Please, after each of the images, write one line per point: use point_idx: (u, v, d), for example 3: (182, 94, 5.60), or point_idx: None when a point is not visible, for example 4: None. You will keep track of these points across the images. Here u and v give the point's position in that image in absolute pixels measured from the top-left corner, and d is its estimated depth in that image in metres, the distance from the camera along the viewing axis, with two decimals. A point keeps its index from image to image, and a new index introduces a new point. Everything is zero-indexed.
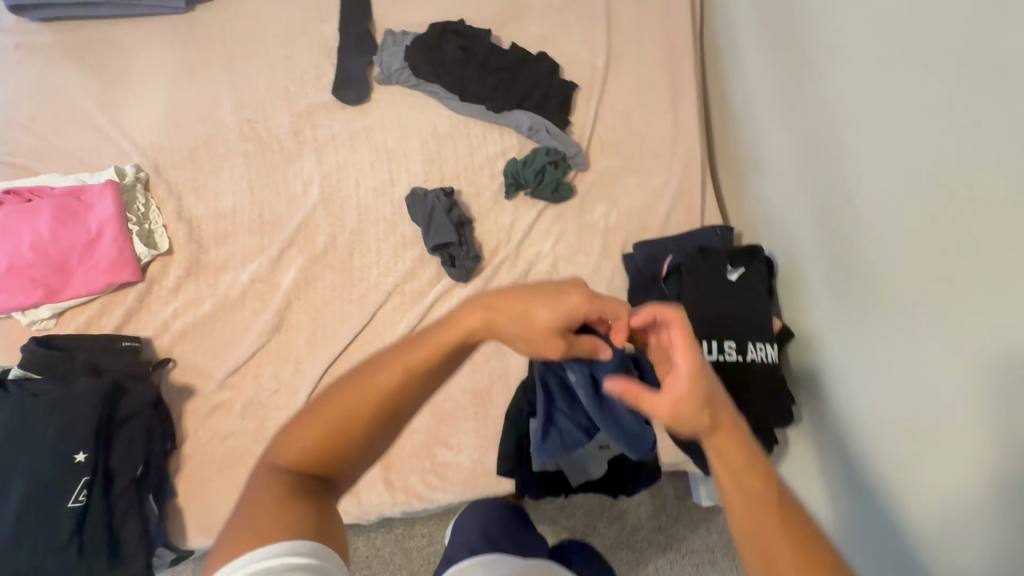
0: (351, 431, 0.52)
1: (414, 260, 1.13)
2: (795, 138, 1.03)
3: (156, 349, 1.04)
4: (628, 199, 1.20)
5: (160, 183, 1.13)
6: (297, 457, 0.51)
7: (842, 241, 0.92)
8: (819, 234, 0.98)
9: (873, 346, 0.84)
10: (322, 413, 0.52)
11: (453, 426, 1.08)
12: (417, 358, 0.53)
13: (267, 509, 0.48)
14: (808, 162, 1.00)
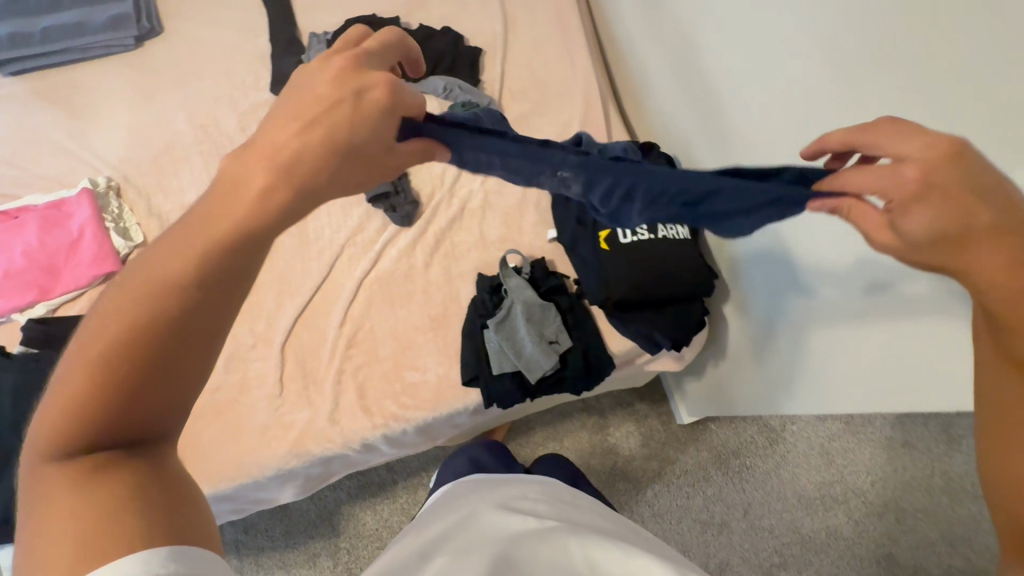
0: (114, 369, 0.44)
1: (361, 215, 1.27)
2: (667, 51, 1.21)
3: None
4: (542, 134, 1.36)
5: (130, 189, 1.28)
6: (69, 423, 0.45)
7: (715, 125, 1.11)
8: (699, 128, 1.17)
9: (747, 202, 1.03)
10: (84, 356, 0.45)
11: (417, 350, 1.19)
12: (176, 250, 0.45)
13: (75, 512, 0.43)
14: (679, 69, 1.19)
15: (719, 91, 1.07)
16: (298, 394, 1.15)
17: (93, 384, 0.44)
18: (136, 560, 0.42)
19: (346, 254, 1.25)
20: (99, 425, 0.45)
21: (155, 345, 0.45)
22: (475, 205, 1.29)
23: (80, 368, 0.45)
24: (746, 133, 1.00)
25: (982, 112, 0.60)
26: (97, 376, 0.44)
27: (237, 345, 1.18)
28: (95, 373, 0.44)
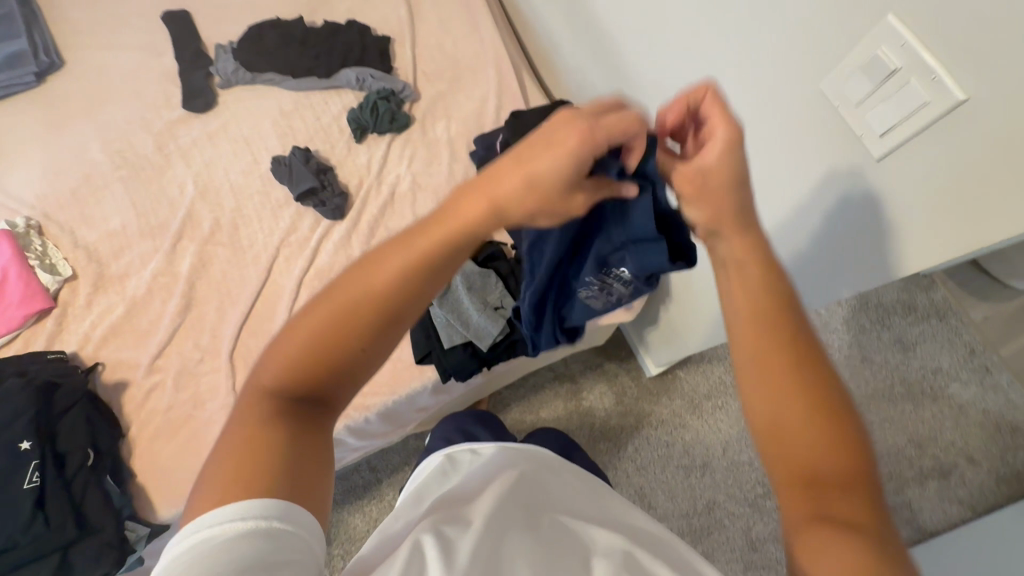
0: (343, 336, 0.52)
1: (292, 215, 1.27)
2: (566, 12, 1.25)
3: (83, 359, 1.15)
4: (460, 110, 1.37)
5: (52, 225, 1.26)
6: (293, 373, 0.51)
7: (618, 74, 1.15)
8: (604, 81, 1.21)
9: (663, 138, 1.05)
10: (322, 314, 0.52)
11: None
12: (423, 245, 0.52)
13: (247, 453, 0.47)
14: (579, 28, 1.23)
15: (617, 44, 1.10)
16: None
17: (309, 346, 0.51)
18: (251, 510, 0.44)
19: (283, 256, 1.25)
20: (302, 379, 0.52)
21: (357, 325, 0.52)
22: (404, 189, 1.31)
23: (324, 315, 0.52)
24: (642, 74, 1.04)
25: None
26: (309, 345, 0.51)
27: (184, 362, 1.16)
28: (308, 336, 0.51)
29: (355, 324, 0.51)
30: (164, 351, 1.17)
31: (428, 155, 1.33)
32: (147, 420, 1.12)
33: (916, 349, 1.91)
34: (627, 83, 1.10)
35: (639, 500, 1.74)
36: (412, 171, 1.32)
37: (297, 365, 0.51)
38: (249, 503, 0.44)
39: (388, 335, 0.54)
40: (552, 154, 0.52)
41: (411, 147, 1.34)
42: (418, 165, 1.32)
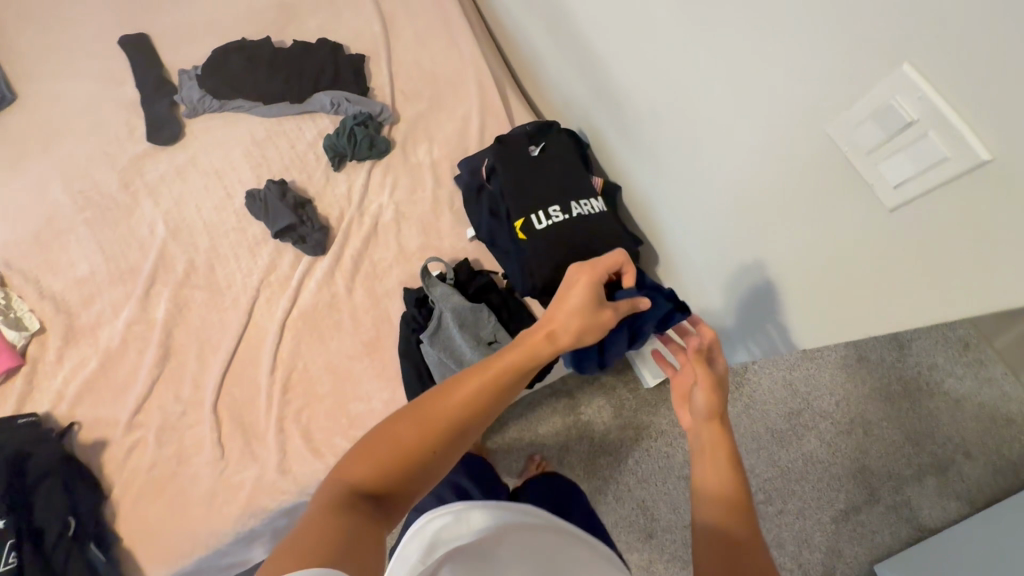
0: (432, 442, 0.58)
1: (271, 252, 1.21)
2: (550, 26, 1.18)
3: (58, 418, 1.09)
4: (442, 131, 1.31)
5: (15, 275, 1.19)
6: (380, 468, 0.55)
7: (610, 95, 1.09)
8: (596, 100, 1.15)
9: (666, 161, 1.01)
10: (418, 412, 0.60)
11: (357, 380, 1.15)
12: (502, 364, 0.65)
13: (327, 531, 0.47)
14: (564, 43, 1.17)
15: (608, 64, 1.05)
16: (240, 452, 1.10)
17: (405, 435, 0.57)
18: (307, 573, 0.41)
19: (264, 296, 1.19)
20: (387, 467, 0.56)
21: (441, 427, 0.59)
22: (388, 219, 1.25)
23: (418, 417, 0.59)
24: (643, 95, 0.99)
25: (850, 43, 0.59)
26: (405, 438, 0.57)
27: (165, 416, 1.11)
28: (400, 435, 0.57)
29: (442, 427, 0.58)
30: (143, 405, 1.11)
31: (411, 181, 1.27)
32: (130, 480, 1.07)
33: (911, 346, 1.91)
34: (624, 104, 1.06)
35: (641, 512, 1.72)
36: (394, 198, 1.26)
37: (386, 456, 0.56)
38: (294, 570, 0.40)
39: (454, 445, 0.60)
40: (574, 291, 0.74)
41: (393, 173, 1.28)
42: (401, 192, 1.26)
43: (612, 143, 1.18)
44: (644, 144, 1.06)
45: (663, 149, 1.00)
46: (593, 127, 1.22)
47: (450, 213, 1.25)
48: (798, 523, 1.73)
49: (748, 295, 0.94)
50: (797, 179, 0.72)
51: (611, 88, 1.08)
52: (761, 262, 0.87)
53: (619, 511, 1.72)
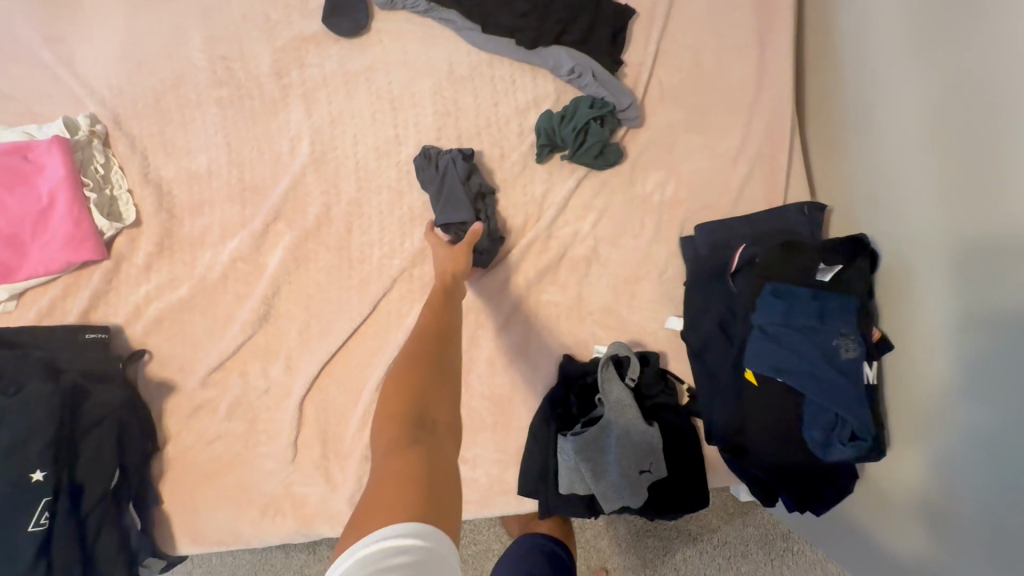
0: (422, 385, 0.62)
1: (424, 239, 0.93)
2: (934, 94, 0.74)
3: (129, 339, 0.91)
4: (691, 165, 0.95)
5: (121, 138, 0.94)
6: (397, 416, 0.57)
7: (974, 253, 0.69)
8: (936, 236, 0.74)
9: (998, 401, 0.65)
10: (399, 381, 0.63)
11: (468, 438, 0.93)
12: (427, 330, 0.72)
13: (391, 483, 0.49)
14: (944, 129, 0.73)
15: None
16: (313, 464, 0.91)
17: (402, 397, 0.60)
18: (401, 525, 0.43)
19: (397, 291, 0.93)
20: (408, 421, 0.57)
21: (421, 374, 0.64)
22: (579, 254, 0.94)
23: (400, 387, 0.62)
24: None
25: None
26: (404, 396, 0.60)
27: (245, 388, 0.91)
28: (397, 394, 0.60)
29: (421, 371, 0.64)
30: (223, 364, 0.91)
31: (625, 217, 0.94)
32: (188, 443, 0.91)
33: None
34: (977, 185, 0.68)
35: None
36: (596, 232, 0.94)
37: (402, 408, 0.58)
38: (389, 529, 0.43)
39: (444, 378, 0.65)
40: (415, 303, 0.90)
41: (607, 197, 0.95)
42: (607, 226, 0.94)
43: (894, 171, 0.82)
44: (975, 348, 0.69)
45: (990, 252, 0.67)
46: (884, 139, 0.83)
47: (657, 282, 0.94)
48: None
49: (939, 489, 0.74)
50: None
51: (981, 167, 0.68)
52: None
53: None
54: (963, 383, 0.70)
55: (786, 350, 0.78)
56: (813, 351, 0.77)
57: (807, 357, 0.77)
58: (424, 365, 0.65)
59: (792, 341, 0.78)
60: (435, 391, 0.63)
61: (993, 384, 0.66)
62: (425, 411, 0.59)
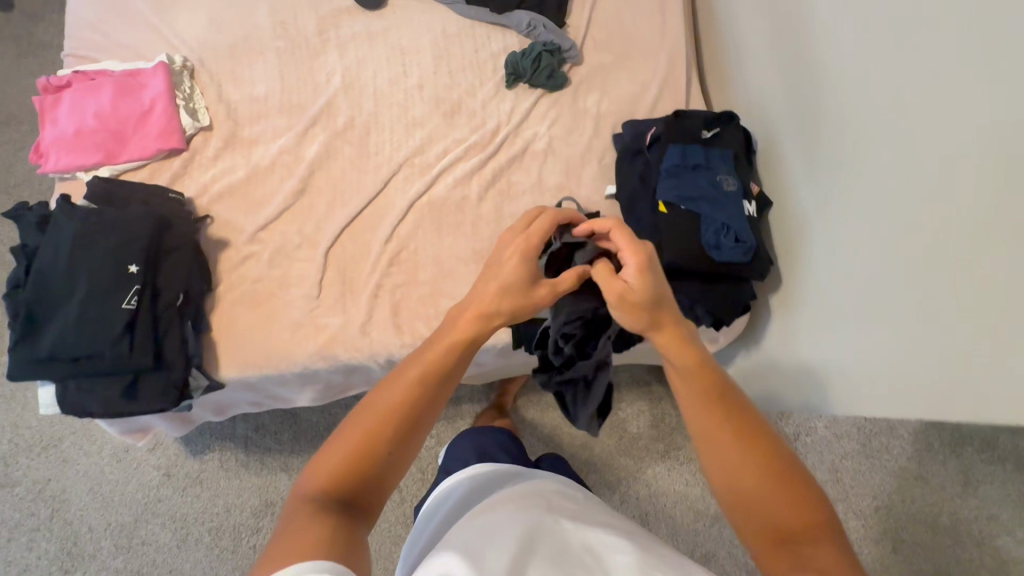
0: (378, 433, 0.71)
1: (423, 137, 1.26)
2: (771, 27, 1.17)
3: (197, 206, 1.19)
4: (618, 89, 1.31)
5: (203, 72, 1.29)
6: (335, 471, 0.68)
7: (806, 113, 1.09)
8: (787, 111, 1.14)
9: (830, 197, 1.04)
10: (366, 418, 0.72)
11: (455, 281, 1.18)
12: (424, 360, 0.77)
13: (307, 528, 0.62)
14: (780, 47, 1.15)
15: (824, 70, 1.03)
16: (335, 300, 1.16)
17: (351, 450, 0.70)
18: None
19: (402, 174, 1.24)
20: (342, 480, 0.68)
21: (387, 423, 0.72)
22: (539, 148, 1.27)
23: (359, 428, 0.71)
24: (847, 128, 0.99)
25: None
26: (352, 449, 0.70)
27: (284, 242, 1.19)
28: (348, 439, 0.71)
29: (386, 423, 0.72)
30: (268, 225, 1.19)
31: (572, 122, 1.29)
32: (235, 284, 1.16)
33: (978, 488, 1.78)
34: (799, 73, 1.10)
35: (639, 523, 1.72)
36: (551, 132, 1.28)
37: (346, 464, 0.69)
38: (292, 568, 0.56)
39: (410, 437, 0.73)
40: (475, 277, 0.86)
41: (558, 109, 1.29)
42: (559, 128, 1.28)
43: (821, 104, 1.04)
44: (815, 171, 1.07)
45: (839, 139, 1.01)
46: (812, 81, 1.06)
47: (597, 166, 1.26)
48: None
49: (812, 274, 1.09)
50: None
51: (799, 61, 1.10)
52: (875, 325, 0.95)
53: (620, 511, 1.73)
54: (824, 206, 1.06)
55: (683, 182, 1.10)
56: (703, 181, 1.09)
57: (698, 185, 1.09)
58: (396, 410, 0.72)
59: (688, 176, 1.10)
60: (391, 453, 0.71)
61: (840, 199, 1.02)
62: (364, 469, 0.69)
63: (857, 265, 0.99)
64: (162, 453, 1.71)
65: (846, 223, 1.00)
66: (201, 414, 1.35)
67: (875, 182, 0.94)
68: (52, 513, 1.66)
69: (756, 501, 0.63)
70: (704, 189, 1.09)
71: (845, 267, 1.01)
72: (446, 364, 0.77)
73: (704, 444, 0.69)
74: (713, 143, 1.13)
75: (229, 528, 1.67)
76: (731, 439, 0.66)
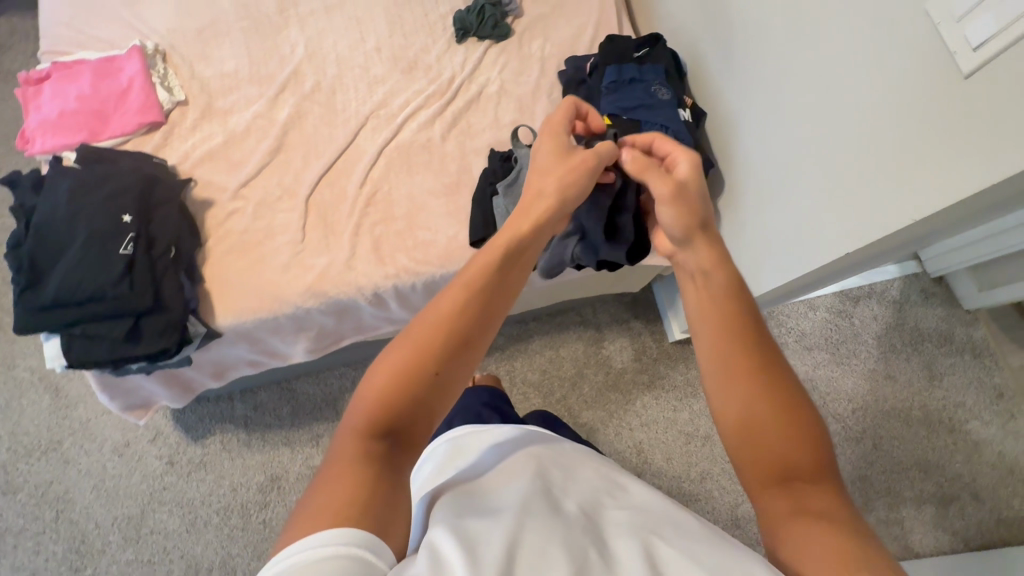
0: (425, 358, 0.66)
1: (385, 92, 1.37)
2: None
3: (180, 172, 1.27)
4: (557, 34, 1.45)
5: (175, 56, 1.38)
6: (384, 399, 0.64)
7: (719, 26, 1.24)
8: (706, 30, 1.29)
9: (746, 95, 1.18)
10: (414, 340, 0.67)
11: (429, 214, 1.28)
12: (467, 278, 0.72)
13: (358, 465, 0.60)
14: None
15: None
16: (318, 242, 1.24)
17: (396, 374, 0.65)
18: (334, 530, 0.53)
19: (370, 125, 1.34)
20: (387, 413, 0.64)
21: (433, 347, 0.67)
22: (492, 91, 1.39)
23: (404, 354, 0.67)
24: (747, 31, 1.14)
25: (918, 43, 0.76)
26: (397, 375, 0.65)
27: (265, 196, 1.27)
28: (392, 366, 0.66)
29: (433, 347, 0.67)
30: (249, 182, 1.28)
31: (519, 66, 1.41)
32: (223, 237, 1.24)
33: (943, 379, 1.90)
34: None
35: (635, 453, 1.79)
36: (502, 77, 1.40)
37: (394, 395, 0.64)
38: (342, 530, 0.53)
39: (458, 361, 0.68)
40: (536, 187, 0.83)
41: (506, 56, 1.42)
42: (508, 73, 1.41)
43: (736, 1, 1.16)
44: (734, 74, 1.21)
45: (745, 43, 1.16)
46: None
47: (547, 100, 1.38)
48: None
49: (742, 163, 1.23)
50: (885, 104, 0.83)
51: None
52: (789, 195, 1.08)
53: (615, 444, 1.79)
54: (743, 101, 1.19)
55: (623, 95, 1.23)
56: (639, 91, 1.23)
57: (636, 95, 1.23)
58: (440, 333, 0.68)
59: (625, 89, 1.24)
60: (442, 381, 0.67)
61: (752, 92, 1.16)
62: (412, 398, 0.65)
63: (769, 147, 1.12)
64: (163, 442, 1.73)
65: (758, 114, 1.15)
66: (201, 379, 1.40)
67: (772, 71, 1.08)
68: (57, 514, 1.66)
69: (769, 440, 0.60)
70: (642, 97, 1.22)
71: (762, 152, 1.15)
72: (489, 283, 0.72)
73: (724, 374, 0.64)
74: (643, 59, 1.27)
75: (236, 507, 1.67)
76: (758, 378, 0.62)
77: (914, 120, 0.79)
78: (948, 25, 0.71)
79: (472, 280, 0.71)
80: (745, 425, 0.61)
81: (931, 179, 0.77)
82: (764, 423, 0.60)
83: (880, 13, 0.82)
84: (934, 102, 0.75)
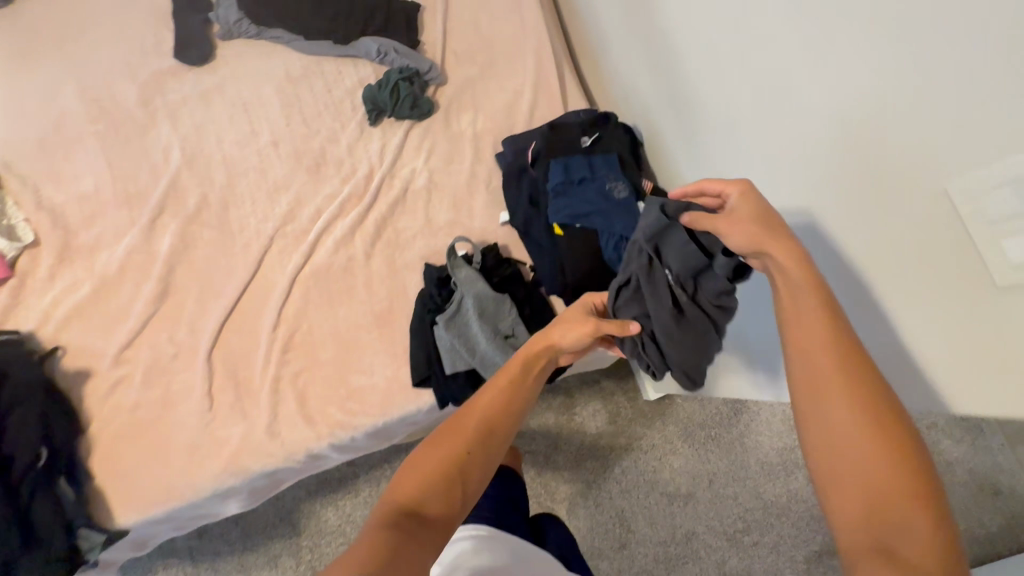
0: (460, 437, 0.65)
1: (290, 202, 1.13)
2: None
3: (42, 340, 1.03)
4: (491, 102, 1.22)
5: (13, 179, 1.09)
6: (417, 476, 0.61)
7: (674, 88, 0.99)
8: (659, 87, 1.04)
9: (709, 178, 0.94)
10: (453, 424, 0.67)
11: (361, 351, 1.09)
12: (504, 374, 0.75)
13: (377, 538, 0.54)
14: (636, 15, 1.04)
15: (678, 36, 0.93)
16: (229, 408, 1.04)
17: (433, 450, 0.64)
18: None
19: (276, 247, 1.11)
20: (415, 491, 0.60)
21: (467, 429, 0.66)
22: (420, 186, 1.17)
23: (444, 434, 0.66)
24: (710, 99, 0.89)
25: (940, 219, 0.53)
26: (432, 452, 0.64)
27: (155, 357, 1.05)
28: (429, 446, 0.65)
29: (469, 430, 0.66)
30: (133, 342, 1.05)
31: (449, 150, 1.19)
32: (110, 417, 1.02)
33: None
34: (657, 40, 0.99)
35: (618, 522, 1.71)
36: (429, 166, 1.17)
37: (426, 473, 0.62)
38: None
39: (490, 443, 0.66)
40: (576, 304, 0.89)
41: (432, 138, 1.19)
42: (437, 160, 1.18)
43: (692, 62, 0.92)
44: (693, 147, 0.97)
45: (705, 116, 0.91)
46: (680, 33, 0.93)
47: (486, 192, 1.17)
48: (770, 557, 1.67)
49: None
50: (891, 273, 0.61)
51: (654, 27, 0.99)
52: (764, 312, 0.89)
53: (596, 517, 1.71)
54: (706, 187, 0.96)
55: (575, 198, 1.04)
56: (593, 191, 1.03)
57: (590, 196, 1.03)
58: (477, 415, 0.68)
59: (577, 190, 1.04)
60: (473, 463, 0.64)
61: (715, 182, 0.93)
62: (440, 475, 0.62)
63: None
64: None
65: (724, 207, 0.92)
66: (118, 555, 1.20)
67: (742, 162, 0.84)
68: None
69: (886, 504, 0.47)
70: (598, 200, 1.02)
71: None
72: (519, 378, 0.75)
73: (858, 432, 0.50)
74: (593, 148, 1.08)
75: None
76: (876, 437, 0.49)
77: (930, 311, 0.57)
78: (979, 220, 0.49)
79: (508, 374, 0.75)
80: (873, 495, 0.48)
81: (955, 389, 0.57)
82: (888, 493, 0.48)
83: (864, 158, 0.61)
84: (927, 301, 0.57)
